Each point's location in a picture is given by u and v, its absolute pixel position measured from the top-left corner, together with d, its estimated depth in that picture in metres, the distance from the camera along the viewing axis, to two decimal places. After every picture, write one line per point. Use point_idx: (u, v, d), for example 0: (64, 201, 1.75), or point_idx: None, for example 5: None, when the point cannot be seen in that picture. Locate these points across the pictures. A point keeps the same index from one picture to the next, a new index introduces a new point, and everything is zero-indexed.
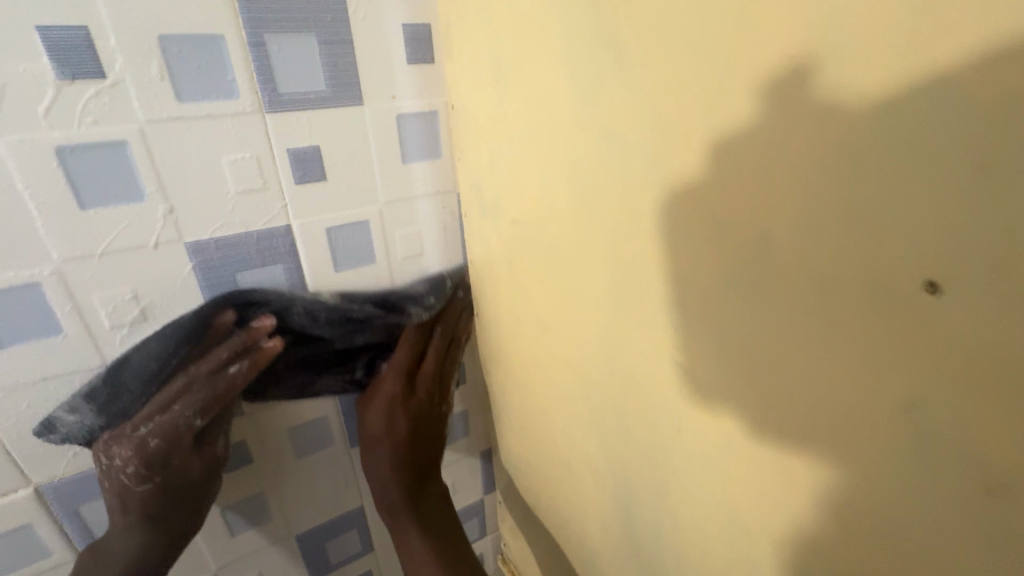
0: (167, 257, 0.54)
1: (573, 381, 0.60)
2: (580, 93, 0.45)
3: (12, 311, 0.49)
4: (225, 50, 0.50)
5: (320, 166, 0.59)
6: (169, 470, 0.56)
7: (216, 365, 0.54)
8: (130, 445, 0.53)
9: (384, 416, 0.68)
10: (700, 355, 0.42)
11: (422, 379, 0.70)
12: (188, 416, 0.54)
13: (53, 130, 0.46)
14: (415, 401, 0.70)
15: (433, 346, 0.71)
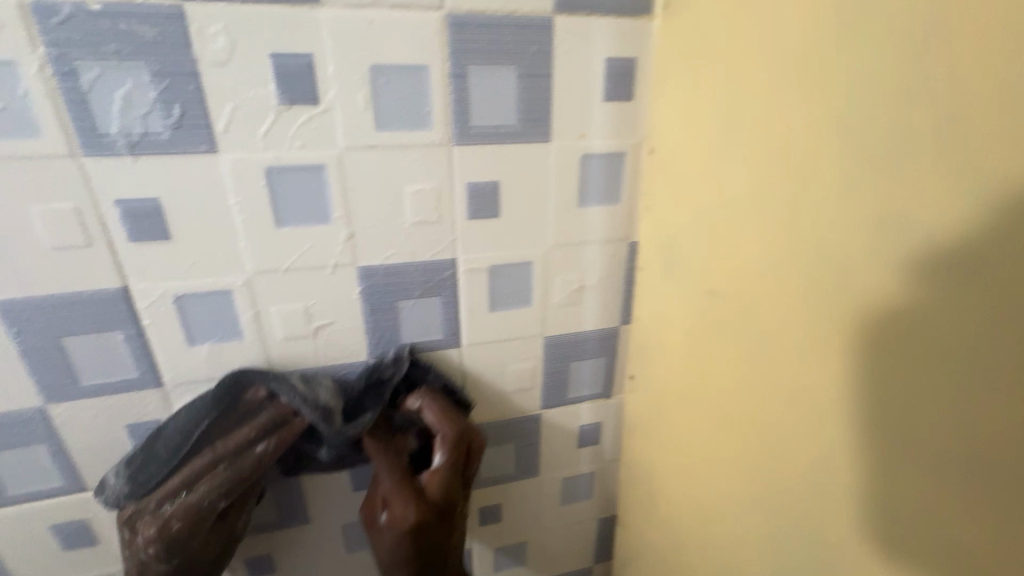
0: (342, 279, 0.55)
1: (750, 497, 0.49)
2: (852, 162, 0.34)
3: (207, 313, 0.53)
4: (428, 81, 0.49)
5: (495, 203, 0.56)
6: (189, 552, 0.51)
7: (238, 446, 0.51)
8: (152, 524, 0.50)
9: (395, 544, 0.51)
10: (972, 548, 0.30)
11: (433, 527, 0.52)
12: (211, 499, 0.51)
13: (267, 152, 0.48)
14: (436, 523, 0.52)
15: (443, 448, 0.55)
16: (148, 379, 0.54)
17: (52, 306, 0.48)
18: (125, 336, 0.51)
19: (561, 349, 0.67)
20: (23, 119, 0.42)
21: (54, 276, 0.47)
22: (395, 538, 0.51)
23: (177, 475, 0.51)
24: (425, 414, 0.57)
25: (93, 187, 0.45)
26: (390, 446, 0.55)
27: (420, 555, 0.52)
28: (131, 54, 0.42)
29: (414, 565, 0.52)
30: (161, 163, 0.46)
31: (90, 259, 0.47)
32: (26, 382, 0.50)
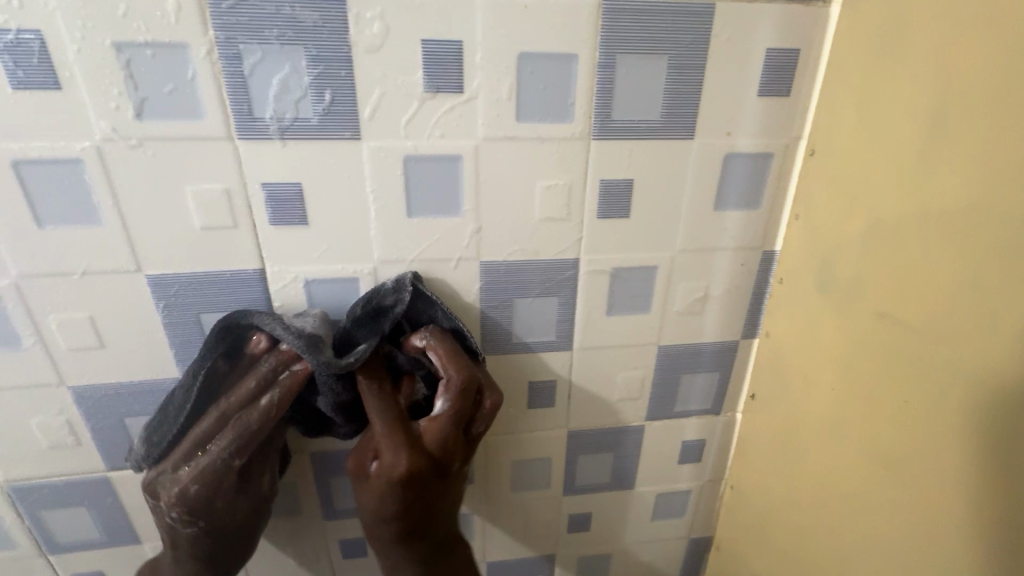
0: (464, 273, 0.54)
1: (909, 555, 0.42)
2: None
3: (333, 298, 0.53)
4: (575, 71, 0.46)
5: (627, 203, 0.53)
6: (213, 515, 0.48)
7: (244, 400, 0.47)
8: (172, 489, 0.47)
9: (383, 495, 0.46)
10: None
11: (427, 438, 0.47)
12: (226, 457, 0.47)
13: (407, 140, 0.47)
14: (433, 462, 0.47)
15: (448, 394, 0.49)
16: None
17: (195, 283, 0.50)
18: None
19: (675, 360, 0.63)
20: (189, 101, 0.43)
21: (200, 255, 0.49)
22: (384, 490, 0.46)
23: (190, 434, 0.48)
24: (429, 353, 0.50)
25: (243, 170, 0.46)
26: (387, 386, 0.50)
27: (411, 511, 0.47)
28: (291, 39, 0.42)
29: (404, 522, 0.47)
30: (307, 149, 0.46)
31: (234, 240, 0.49)
32: (166, 353, 0.52)
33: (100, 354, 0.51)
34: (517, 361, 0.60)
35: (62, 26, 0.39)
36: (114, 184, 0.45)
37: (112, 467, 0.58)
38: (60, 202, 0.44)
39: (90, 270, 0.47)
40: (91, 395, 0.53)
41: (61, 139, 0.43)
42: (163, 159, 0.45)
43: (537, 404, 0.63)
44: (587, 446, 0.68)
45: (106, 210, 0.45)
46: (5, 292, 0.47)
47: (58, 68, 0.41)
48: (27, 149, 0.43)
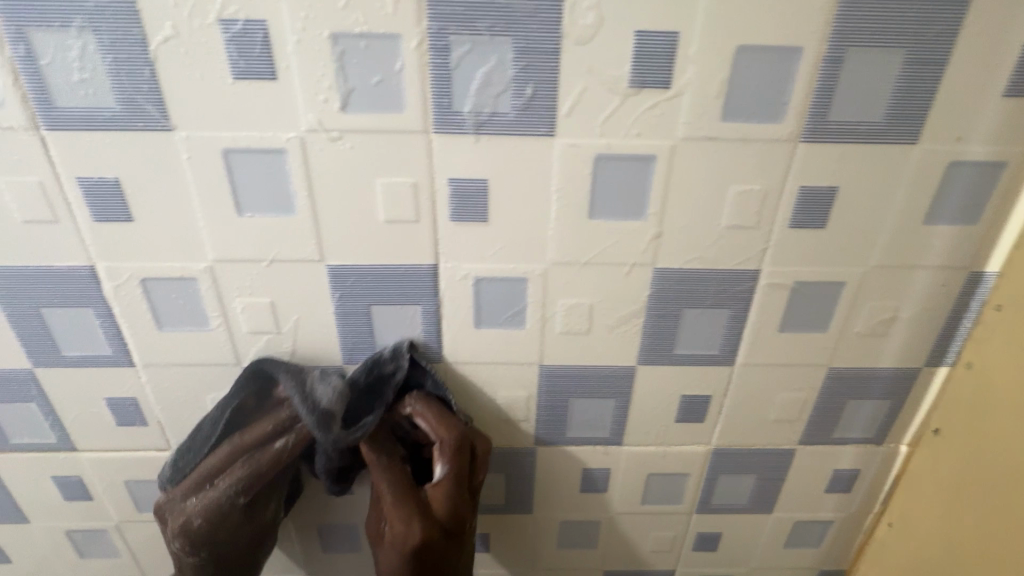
0: (636, 278, 0.51)
1: None
2: None
3: (499, 297, 0.52)
4: (796, 66, 0.42)
5: (826, 213, 0.48)
6: (216, 546, 0.52)
7: (262, 440, 0.51)
8: (177, 520, 0.50)
9: (397, 567, 0.47)
10: None
11: (436, 502, 0.48)
12: (231, 494, 0.50)
13: (601, 138, 0.44)
14: (446, 524, 0.48)
15: (444, 457, 0.50)
16: (432, 354, 0.55)
17: (371, 276, 0.50)
18: (422, 311, 0.52)
19: (844, 383, 0.58)
20: (393, 94, 0.42)
21: (380, 248, 0.49)
22: (397, 558, 0.47)
23: (200, 470, 0.51)
24: (419, 420, 0.52)
25: (434, 165, 0.45)
26: (390, 455, 0.52)
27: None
28: (501, 30, 0.40)
29: None
30: (501, 145, 0.44)
31: (413, 235, 0.48)
32: (333, 342, 0.53)
33: (276, 338, 0.53)
34: (673, 374, 0.57)
35: (284, 17, 0.39)
36: (310, 176, 0.45)
37: None
38: (259, 191, 0.45)
39: (278, 258, 0.49)
40: None
41: (269, 130, 0.43)
42: (359, 151, 0.44)
43: (686, 418, 0.60)
44: (731, 465, 0.64)
45: (299, 200, 0.46)
46: (201, 275, 0.49)
47: (277, 59, 0.41)
48: (238, 138, 0.43)
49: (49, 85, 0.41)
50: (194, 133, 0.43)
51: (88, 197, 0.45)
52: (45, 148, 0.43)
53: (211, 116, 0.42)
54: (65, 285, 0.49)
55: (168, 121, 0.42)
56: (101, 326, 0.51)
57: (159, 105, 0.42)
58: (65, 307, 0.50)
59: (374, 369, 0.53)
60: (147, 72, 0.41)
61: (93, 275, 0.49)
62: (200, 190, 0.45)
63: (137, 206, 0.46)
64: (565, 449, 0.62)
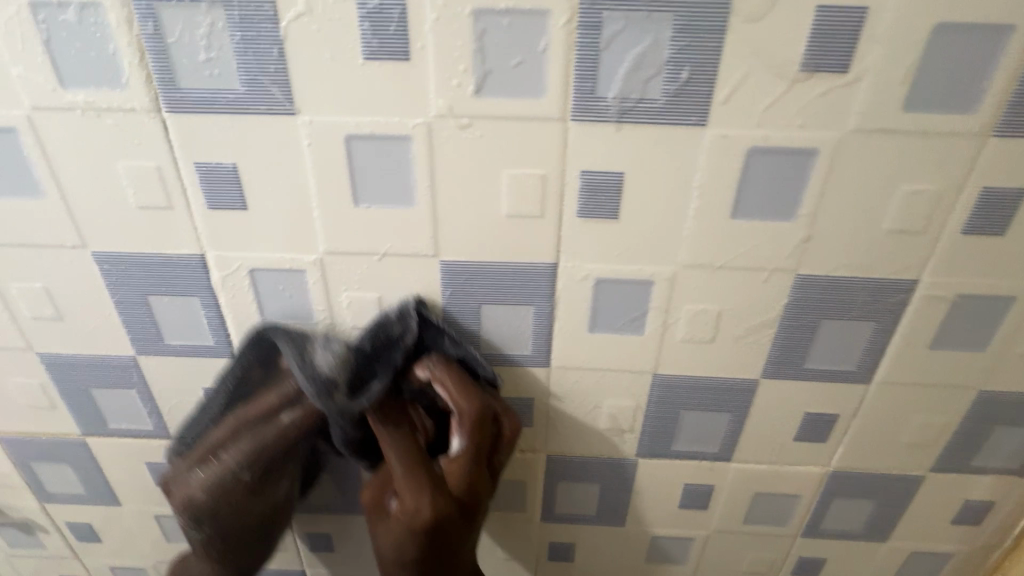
0: (773, 285, 0.46)
1: None
2: None
3: (618, 301, 0.48)
4: (1002, 48, 0.36)
5: (1006, 218, 0.42)
6: (223, 523, 0.49)
7: (268, 411, 0.47)
8: (180, 495, 0.47)
9: (402, 539, 0.44)
10: None
11: (450, 474, 0.44)
12: (234, 468, 0.47)
13: (759, 129, 0.39)
14: (457, 498, 0.44)
15: (464, 429, 0.45)
16: (539, 358, 0.52)
17: (486, 273, 0.47)
18: (534, 312, 0.49)
19: (991, 408, 0.52)
20: (533, 77, 0.38)
21: (498, 244, 0.45)
22: (406, 530, 0.43)
23: (205, 442, 0.48)
24: (437, 386, 0.46)
25: (567, 156, 0.41)
26: (402, 422, 0.46)
27: (434, 553, 0.45)
28: (662, 6, 0.36)
29: (425, 563, 0.45)
30: (644, 136, 0.40)
31: (535, 232, 0.45)
32: None
33: None
34: (798, 389, 0.52)
35: None
36: (433, 165, 0.42)
37: None
38: (378, 181, 0.43)
39: (390, 252, 0.46)
40: None
41: (396, 115, 0.40)
42: (488, 140, 0.41)
43: (805, 437, 0.55)
44: (848, 489, 0.59)
45: (419, 190, 0.43)
46: (310, 267, 0.47)
47: (412, 37, 0.38)
48: (362, 123, 0.41)
49: (175, 65, 0.39)
50: (318, 117, 0.40)
51: (203, 183, 0.43)
52: (165, 131, 0.41)
53: (338, 100, 0.40)
54: (174, 273, 0.48)
55: (292, 105, 0.40)
56: (206, 316, 0.50)
57: (284, 87, 0.39)
58: (174, 296, 0.49)
59: (380, 331, 0.48)
60: (275, 52, 0.38)
61: (202, 264, 0.47)
62: (318, 178, 0.43)
63: (252, 194, 0.44)
64: (668, 462, 0.58)
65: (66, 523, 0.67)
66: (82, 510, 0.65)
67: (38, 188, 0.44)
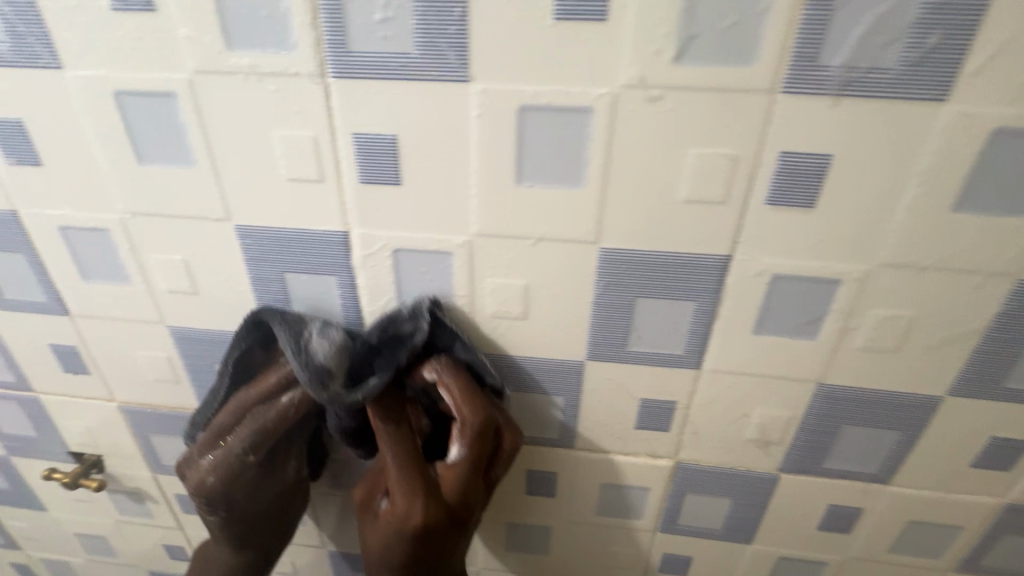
0: (986, 291, 0.40)
1: None
2: None
3: (795, 301, 0.43)
4: None
5: None
6: (235, 507, 0.48)
7: (267, 394, 0.47)
8: (193, 476, 0.47)
9: (389, 545, 0.43)
10: None
11: (447, 482, 0.43)
12: (240, 450, 0.46)
13: (1011, 108, 0.34)
14: (451, 508, 0.43)
15: (464, 439, 0.43)
16: (690, 359, 0.47)
17: (649, 263, 0.43)
18: (695, 310, 0.44)
19: None
20: (746, 42, 0.34)
21: (668, 232, 0.41)
22: (394, 535, 0.42)
23: (211, 426, 0.47)
24: (441, 390, 0.45)
25: (767, 135, 0.36)
26: (402, 422, 0.45)
27: (422, 563, 0.43)
28: None
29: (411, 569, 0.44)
30: (866, 113, 0.35)
31: (713, 220, 0.40)
32: (580, 335, 0.47)
33: (518, 325, 0.47)
34: (986, 410, 0.46)
35: None
36: (611, 142, 0.38)
37: None
38: (547, 157, 0.39)
39: (546, 236, 0.42)
40: (493, 363, 0.50)
41: (580, 84, 0.36)
42: (678, 115, 0.37)
43: (983, 463, 0.49)
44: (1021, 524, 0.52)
45: (591, 169, 0.39)
46: (457, 250, 0.44)
47: None
48: (540, 93, 0.37)
49: (348, 26, 0.36)
50: (492, 84, 0.37)
51: (359, 157, 0.41)
52: (326, 98, 0.39)
53: (517, 65, 0.36)
54: (315, 250, 0.45)
55: (466, 71, 0.37)
56: (341, 296, 0.48)
57: (461, 52, 0.36)
58: (314, 275, 0.47)
59: (384, 325, 0.46)
60: (457, 12, 0.35)
61: (344, 241, 0.45)
62: (481, 153, 0.40)
63: (408, 169, 0.41)
64: (814, 481, 0.53)
65: (175, 496, 0.68)
66: None
67: (188, 156, 0.42)
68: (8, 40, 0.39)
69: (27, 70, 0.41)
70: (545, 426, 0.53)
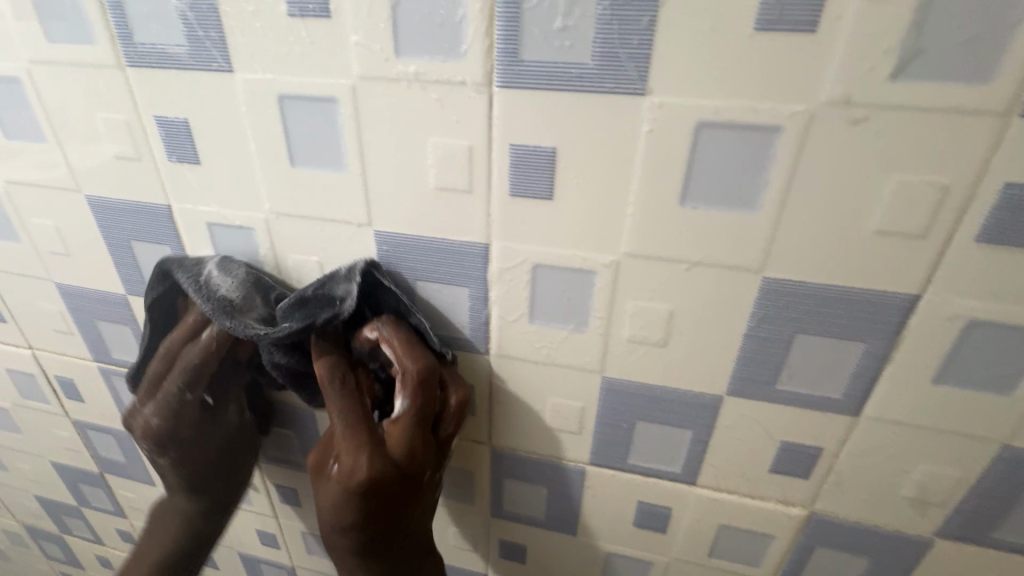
0: None
1: None
2: None
3: (992, 352, 0.37)
4: None
5: None
6: (183, 449, 0.52)
7: (188, 335, 0.48)
8: (140, 422, 0.51)
9: (341, 502, 0.42)
10: None
11: (391, 438, 0.43)
12: (177, 391, 0.49)
13: None
14: (398, 464, 0.42)
15: (406, 391, 0.43)
16: (848, 405, 0.43)
17: (819, 299, 0.39)
18: (864, 351, 0.40)
19: None
20: (984, 60, 0.30)
21: (846, 265, 0.37)
22: (343, 492, 0.42)
23: (148, 374, 0.50)
24: (384, 346, 0.45)
25: (991, 164, 0.32)
26: (348, 378, 0.45)
27: (372, 520, 0.43)
28: None
29: (367, 527, 0.43)
30: None
31: (904, 255, 0.36)
32: (723, 367, 0.44)
33: (656, 352, 0.44)
34: None
35: None
36: (797, 165, 0.35)
37: (594, 462, 0.53)
38: (720, 179, 0.36)
39: (704, 262, 0.39)
40: (621, 388, 0.47)
41: (773, 101, 0.33)
42: (883, 139, 0.33)
43: None
44: None
45: (768, 194, 0.36)
46: (602, 270, 0.42)
47: (828, 6, 0.30)
48: (725, 109, 0.34)
49: (523, 35, 0.35)
50: (672, 99, 0.34)
51: (512, 168, 0.39)
52: (489, 108, 0.38)
53: (704, 77, 0.33)
54: (452, 260, 0.45)
55: (644, 84, 0.34)
56: (471, 309, 0.47)
57: (642, 63, 0.34)
58: (447, 285, 0.46)
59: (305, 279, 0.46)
60: (645, 21, 0.33)
61: (484, 254, 0.44)
62: (646, 172, 0.37)
63: (563, 184, 0.39)
64: (974, 549, 0.47)
65: (277, 486, 0.70)
66: (294, 477, 0.67)
67: (340, 160, 0.43)
68: (187, 43, 0.41)
69: (200, 71, 0.42)
70: (664, 458, 0.50)
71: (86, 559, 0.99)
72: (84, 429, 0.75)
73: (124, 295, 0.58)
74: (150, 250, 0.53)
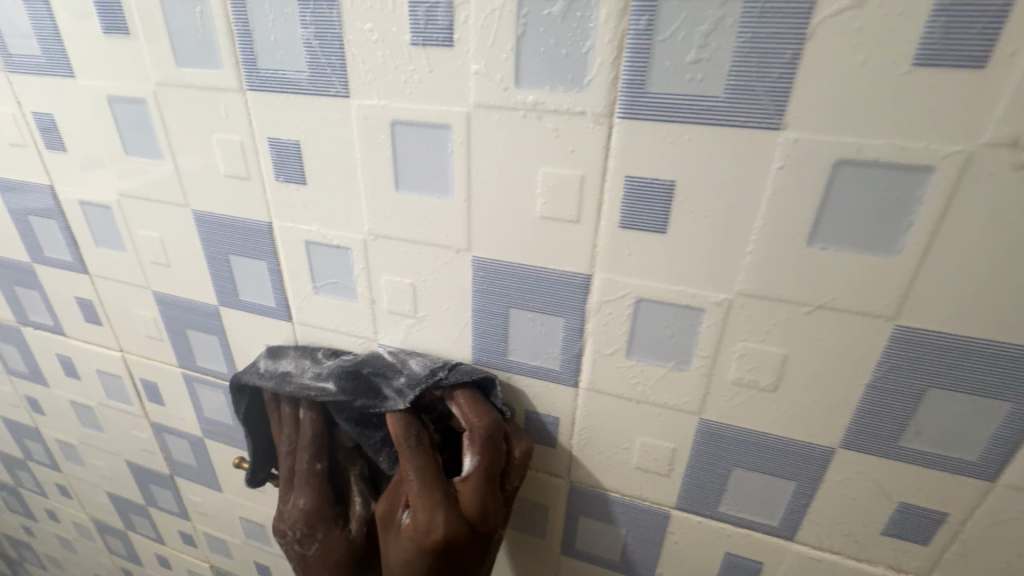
0: None
1: None
2: None
3: None
4: None
5: None
6: (328, 536, 0.49)
7: (289, 419, 0.52)
8: (287, 513, 0.49)
9: (413, 560, 0.41)
10: None
11: (464, 492, 0.42)
12: (307, 461, 0.50)
13: None
14: (470, 518, 0.42)
15: (474, 447, 0.44)
16: (984, 469, 0.39)
17: (961, 353, 0.36)
18: (1009, 413, 0.36)
19: None
20: None
21: (998, 320, 0.34)
22: (416, 550, 0.41)
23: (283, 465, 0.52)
24: (451, 405, 0.46)
25: None
26: (420, 435, 0.45)
27: None
28: None
29: None
30: None
31: None
32: (840, 419, 0.41)
33: (763, 397, 0.42)
34: None
35: None
36: (949, 208, 0.32)
37: (682, 507, 0.50)
38: (856, 220, 0.34)
39: (829, 306, 0.37)
40: (720, 432, 0.45)
41: (925, 140, 0.31)
42: None
43: None
44: None
45: (911, 237, 0.33)
46: (713, 308, 0.40)
47: (999, 41, 0.28)
48: (870, 147, 0.32)
49: (652, 68, 0.34)
50: (810, 134, 0.33)
51: (626, 200, 0.38)
52: (606, 140, 0.37)
53: (848, 114, 0.32)
54: (550, 290, 0.44)
55: (781, 119, 0.33)
56: (565, 340, 0.46)
57: (779, 97, 0.32)
58: (542, 315, 0.45)
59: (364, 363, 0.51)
60: (788, 54, 0.31)
61: (585, 285, 0.43)
62: (773, 209, 0.35)
63: (680, 218, 0.38)
64: None
65: None
66: None
67: (447, 187, 0.43)
68: (308, 70, 0.42)
69: (317, 97, 0.43)
70: (761, 508, 0.47)
71: (146, 556, 1.02)
72: (161, 432, 0.77)
73: (216, 306, 0.60)
74: (247, 265, 0.55)
